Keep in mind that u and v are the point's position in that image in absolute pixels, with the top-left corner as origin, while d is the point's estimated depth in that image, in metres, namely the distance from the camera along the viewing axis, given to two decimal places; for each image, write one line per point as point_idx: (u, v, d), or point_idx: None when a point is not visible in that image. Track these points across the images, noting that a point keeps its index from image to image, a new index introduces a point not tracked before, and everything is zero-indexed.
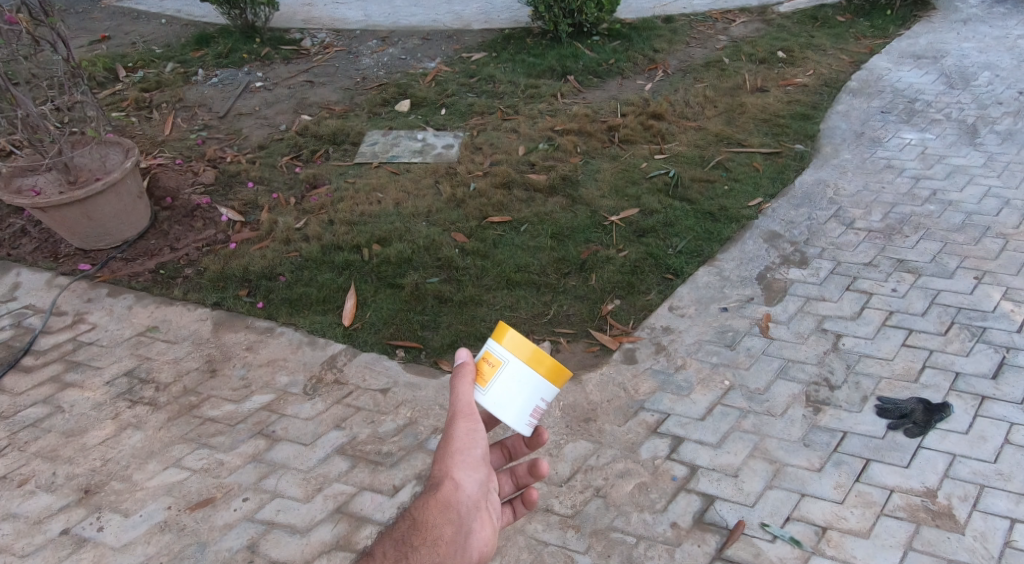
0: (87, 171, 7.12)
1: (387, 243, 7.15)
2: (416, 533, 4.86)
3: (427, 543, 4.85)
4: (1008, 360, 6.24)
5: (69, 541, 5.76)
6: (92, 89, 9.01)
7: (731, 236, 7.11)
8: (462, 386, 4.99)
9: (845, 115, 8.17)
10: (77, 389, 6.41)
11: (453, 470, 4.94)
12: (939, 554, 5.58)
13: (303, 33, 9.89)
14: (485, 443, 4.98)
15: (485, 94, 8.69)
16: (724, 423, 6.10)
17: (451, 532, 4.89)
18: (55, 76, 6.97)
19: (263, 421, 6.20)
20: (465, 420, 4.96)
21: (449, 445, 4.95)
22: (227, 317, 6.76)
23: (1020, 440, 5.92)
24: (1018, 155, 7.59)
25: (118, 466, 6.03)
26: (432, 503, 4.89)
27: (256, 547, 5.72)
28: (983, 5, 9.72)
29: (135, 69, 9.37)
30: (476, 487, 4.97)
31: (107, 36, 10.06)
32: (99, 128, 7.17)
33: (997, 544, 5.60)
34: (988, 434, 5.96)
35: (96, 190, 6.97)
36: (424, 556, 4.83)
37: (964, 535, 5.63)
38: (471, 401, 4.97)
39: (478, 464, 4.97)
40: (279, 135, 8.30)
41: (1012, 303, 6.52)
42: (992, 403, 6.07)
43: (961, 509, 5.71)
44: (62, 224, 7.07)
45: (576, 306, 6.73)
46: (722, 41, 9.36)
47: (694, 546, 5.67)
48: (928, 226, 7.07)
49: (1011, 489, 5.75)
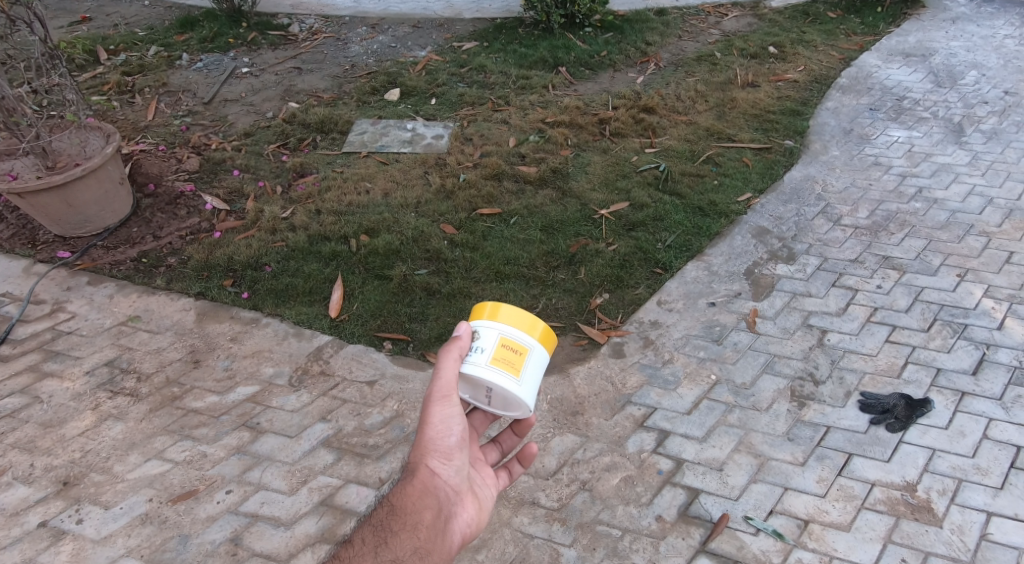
0: (66, 156, 7.06)
1: (375, 233, 7.11)
2: (395, 519, 4.88)
3: (407, 529, 4.87)
4: (988, 356, 6.24)
5: (47, 534, 5.70)
6: (72, 72, 8.92)
7: (720, 231, 7.09)
8: (448, 363, 4.97)
9: (835, 112, 8.15)
10: (56, 380, 6.34)
11: (429, 455, 4.99)
12: (918, 547, 5.58)
13: (291, 18, 9.84)
14: (462, 426, 5.02)
15: (476, 84, 8.64)
16: (710, 417, 6.07)
17: (431, 517, 4.91)
18: (32, 59, 6.91)
19: (246, 413, 6.15)
20: (438, 403, 4.99)
21: (423, 431, 5.00)
22: (210, 307, 6.71)
23: (999, 435, 5.92)
24: (1003, 155, 7.58)
25: (98, 458, 5.98)
26: (410, 489, 4.93)
27: (239, 540, 5.68)
28: (970, 5, 9.72)
29: (116, 51, 9.27)
30: (454, 471, 5.02)
31: (88, 17, 9.98)
32: (78, 112, 7.11)
33: (975, 537, 5.60)
34: (968, 429, 5.95)
35: (74, 176, 6.91)
36: (404, 542, 4.84)
37: (943, 528, 5.63)
38: (446, 381, 4.98)
39: (455, 447, 5.02)
40: (265, 122, 8.23)
41: (993, 301, 6.52)
42: (971, 399, 6.06)
43: (940, 503, 5.70)
44: (41, 210, 7.01)
45: (565, 299, 6.69)
46: (714, 35, 9.33)
47: (678, 539, 5.65)
48: (914, 223, 7.06)
49: (989, 483, 5.76)
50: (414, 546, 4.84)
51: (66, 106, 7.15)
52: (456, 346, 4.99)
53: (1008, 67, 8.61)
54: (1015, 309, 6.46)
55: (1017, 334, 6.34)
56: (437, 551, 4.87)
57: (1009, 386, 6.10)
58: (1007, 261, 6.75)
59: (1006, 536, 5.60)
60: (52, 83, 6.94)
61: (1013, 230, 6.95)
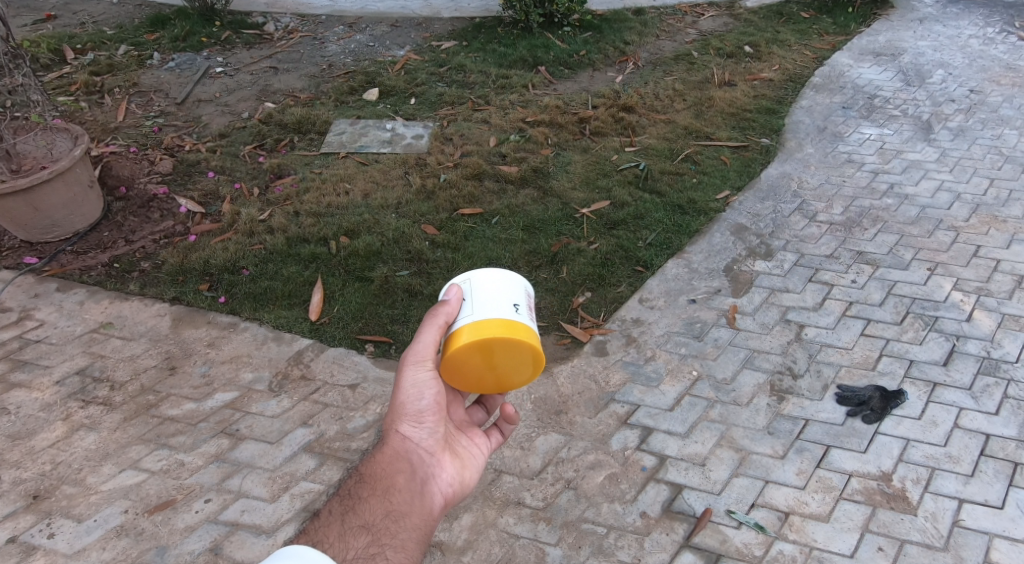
0: (32, 158, 7.02)
1: (356, 234, 7.05)
2: (364, 486, 4.82)
3: (377, 495, 4.80)
4: (958, 348, 6.23)
5: (17, 550, 5.62)
6: (38, 72, 8.82)
7: (700, 229, 7.06)
8: (427, 329, 4.99)
9: (809, 110, 8.13)
10: (24, 390, 6.25)
11: (401, 421, 4.96)
12: (894, 536, 5.55)
13: (266, 16, 9.77)
14: (433, 388, 4.98)
15: (455, 83, 8.58)
16: (692, 413, 6.04)
17: (404, 480, 4.87)
18: None
19: (225, 420, 6.09)
20: (408, 366, 4.98)
21: (394, 397, 4.99)
22: (187, 311, 6.64)
23: (970, 424, 5.91)
24: (970, 151, 7.58)
25: (70, 469, 5.90)
26: (382, 455, 4.90)
27: (219, 549, 5.62)
28: (936, 6, 9.74)
29: (84, 51, 9.17)
30: (428, 433, 4.98)
31: (54, 15, 9.88)
32: (44, 113, 7.06)
33: (947, 524, 5.58)
34: (940, 419, 5.94)
35: (41, 179, 6.86)
36: (374, 507, 4.77)
37: (917, 516, 5.61)
38: (421, 343, 4.98)
39: (427, 410, 4.98)
40: (241, 122, 8.16)
41: (962, 294, 6.51)
42: (943, 390, 6.05)
43: (914, 491, 5.69)
44: (7, 214, 6.94)
45: (547, 299, 6.64)
46: (691, 34, 9.31)
47: (662, 535, 5.62)
48: (886, 219, 7.04)
49: (960, 471, 5.74)
50: (385, 509, 4.77)
51: (30, 107, 7.08)
52: (440, 315, 5.01)
53: (974, 66, 8.63)
54: (984, 301, 6.46)
55: (985, 325, 6.33)
56: (412, 513, 4.81)
57: (979, 376, 6.10)
58: (976, 254, 6.74)
59: (978, 522, 5.58)
60: (17, 84, 6.86)
61: (980, 224, 6.95)
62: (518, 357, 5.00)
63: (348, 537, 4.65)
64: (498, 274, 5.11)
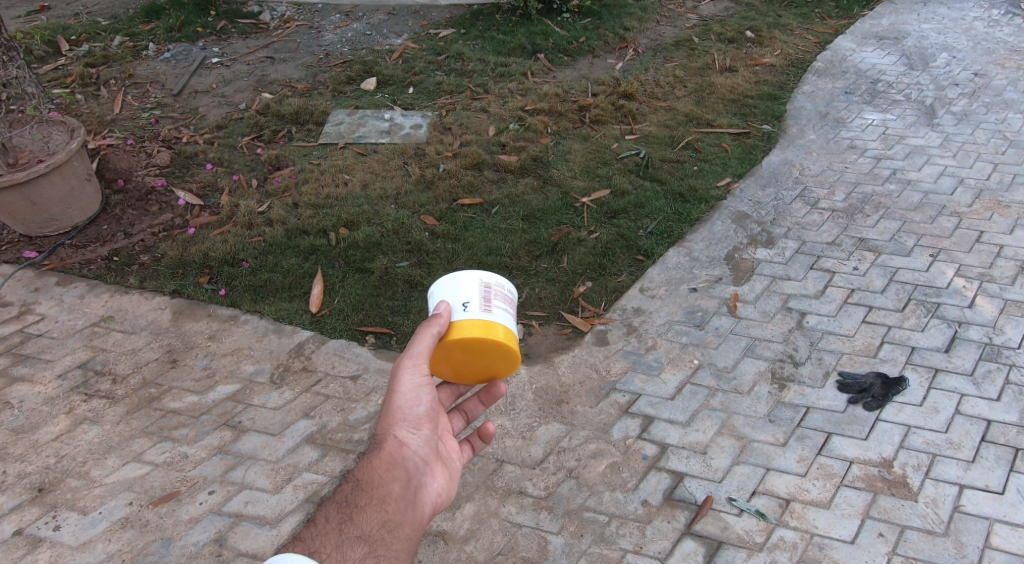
0: (28, 151, 7.00)
1: (355, 226, 7.04)
2: (361, 493, 4.81)
3: (374, 503, 4.79)
4: (960, 334, 6.23)
5: (23, 543, 5.62)
6: (32, 64, 8.80)
7: (700, 216, 7.04)
8: (422, 337, 4.99)
9: (810, 96, 8.11)
10: (27, 384, 6.24)
11: (397, 425, 4.95)
12: (894, 521, 5.56)
13: (262, 5, 9.75)
14: (429, 393, 5.00)
15: (453, 72, 8.56)
16: (693, 402, 6.04)
17: (399, 490, 4.86)
18: None
19: (228, 413, 6.09)
20: (404, 368, 4.98)
21: (391, 401, 4.98)
22: (186, 305, 6.63)
23: (972, 410, 5.91)
24: (973, 136, 7.57)
25: (74, 463, 5.90)
26: (378, 461, 4.88)
27: (223, 541, 5.62)
28: None
29: (79, 42, 9.15)
30: (423, 441, 4.98)
31: (47, 6, 9.86)
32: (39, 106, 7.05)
33: (948, 510, 5.58)
34: (941, 405, 5.94)
35: (37, 173, 6.85)
36: (371, 517, 4.76)
37: (917, 502, 5.61)
38: (414, 349, 4.99)
39: (424, 417, 4.99)
40: (238, 114, 8.14)
41: (964, 280, 6.50)
42: (944, 376, 6.05)
43: (915, 478, 5.69)
44: (5, 208, 6.93)
45: (548, 289, 6.64)
46: (692, 19, 9.28)
47: (664, 523, 5.62)
48: (888, 205, 7.04)
49: (961, 457, 5.74)
50: (381, 519, 4.77)
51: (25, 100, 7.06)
52: (433, 326, 5.02)
53: (978, 49, 8.61)
54: (986, 286, 6.45)
55: (987, 311, 6.33)
56: (406, 523, 4.81)
57: (981, 362, 6.10)
58: (978, 240, 6.74)
59: (978, 507, 5.58)
60: (12, 77, 6.85)
61: (983, 210, 6.94)
62: (494, 356, 5.11)
63: (345, 549, 4.65)
64: (467, 275, 5.17)
